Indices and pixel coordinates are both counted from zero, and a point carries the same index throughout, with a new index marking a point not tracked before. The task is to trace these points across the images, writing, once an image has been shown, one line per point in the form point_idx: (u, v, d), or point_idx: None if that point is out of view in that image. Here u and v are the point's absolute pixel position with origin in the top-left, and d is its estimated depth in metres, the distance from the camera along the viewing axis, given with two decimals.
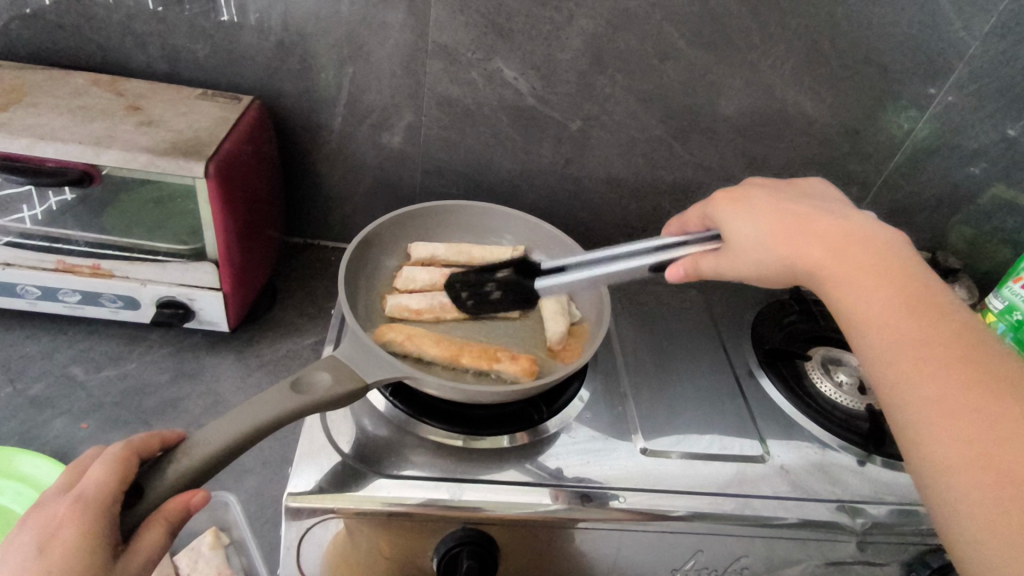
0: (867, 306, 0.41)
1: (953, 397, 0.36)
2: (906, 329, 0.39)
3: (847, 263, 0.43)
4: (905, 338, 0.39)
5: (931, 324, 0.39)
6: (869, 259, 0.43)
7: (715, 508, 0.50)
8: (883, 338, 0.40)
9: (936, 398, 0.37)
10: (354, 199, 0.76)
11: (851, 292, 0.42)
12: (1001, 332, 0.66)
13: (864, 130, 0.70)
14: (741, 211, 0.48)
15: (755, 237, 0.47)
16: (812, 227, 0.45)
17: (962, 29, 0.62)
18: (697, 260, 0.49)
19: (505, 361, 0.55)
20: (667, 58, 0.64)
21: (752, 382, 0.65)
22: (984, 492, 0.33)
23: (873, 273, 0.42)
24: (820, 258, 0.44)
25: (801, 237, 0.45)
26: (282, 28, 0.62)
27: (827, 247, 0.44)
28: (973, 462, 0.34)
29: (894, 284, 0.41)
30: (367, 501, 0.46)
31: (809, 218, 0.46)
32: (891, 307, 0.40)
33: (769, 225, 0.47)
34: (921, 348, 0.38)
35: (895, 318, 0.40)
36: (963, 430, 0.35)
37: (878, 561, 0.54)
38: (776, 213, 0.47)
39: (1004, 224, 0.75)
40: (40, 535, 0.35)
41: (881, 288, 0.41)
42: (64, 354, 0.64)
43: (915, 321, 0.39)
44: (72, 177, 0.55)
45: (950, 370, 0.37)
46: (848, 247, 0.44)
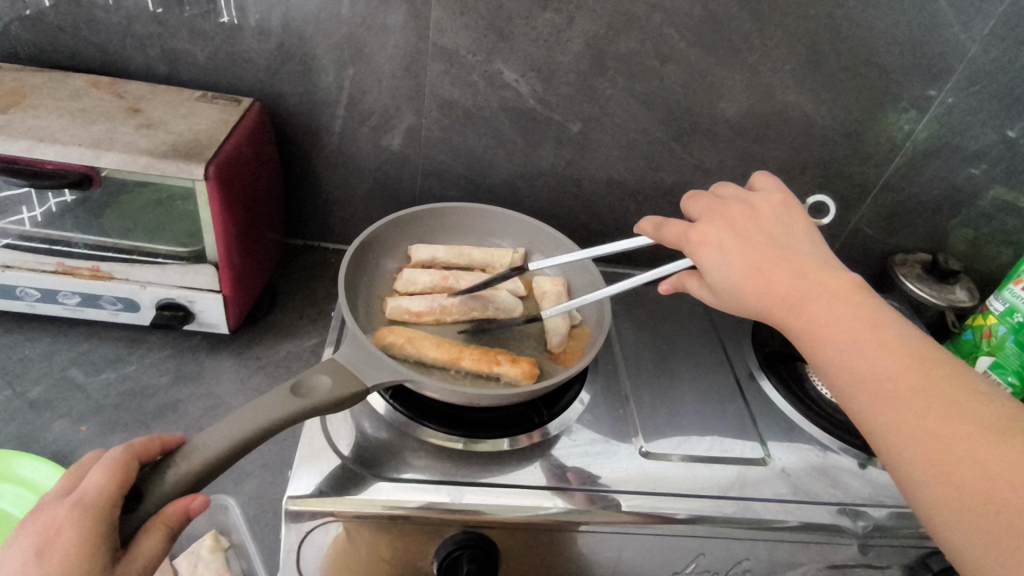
0: (846, 356, 0.39)
1: (947, 444, 0.34)
2: (886, 375, 0.38)
3: (813, 311, 0.41)
4: (888, 385, 0.37)
5: (908, 365, 0.37)
6: (835, 304, 0.41)
7: (716, 511, 0.50)
8: (864, 386, 0.38)
9: (929, 449, 0.35)
10: (354, 201, 0.76)
11: (824, 339, 0.40)
12: (1001, 334, 0.66)
13: (864, 132, 0.70)
14: (709, 254, 0.47)
15: (728, 285, 0.45)
16: (776, 272, 0.44)
17: (962, 31, 0.62)
18: (681, 279, 0.51)
19: (506, 365, 0.55)
20: (667, 59, 0.64)
21: (752, 384, 0.65)
22: (995, 551, 0.31)
23: (843, 317, 0.40)
24: (788, 307, 0.42)
25: (769, 284, 0.43)
26: (282, 30, 0.62)
27: (794, 293, 0.43)
28: (981, 517, 0.32)
29: (866, 326, 0.40)
30: (367, 505, 0.46)
31: (772, 258, 0.45)
32: (867, 352, 0.39)
33: (737, 272, 0.45)
34: (905, 394, 0.37)
35: (872, 365, 0.38)
36: (967, 484, 0.33)
37: (880, 563, 0.54)
38: (741, 256, 0.45)
39: (1005, 225, 0.75)
40: (39, 540, 0.34)
41: (853, 332, 0.40)
42: (64, 357, 0.64)
43: (893, 363, 0.38)
44: (71, 179, 0.55)
45: (938, 415, 0.35)
46: (814, 291, 0.42)
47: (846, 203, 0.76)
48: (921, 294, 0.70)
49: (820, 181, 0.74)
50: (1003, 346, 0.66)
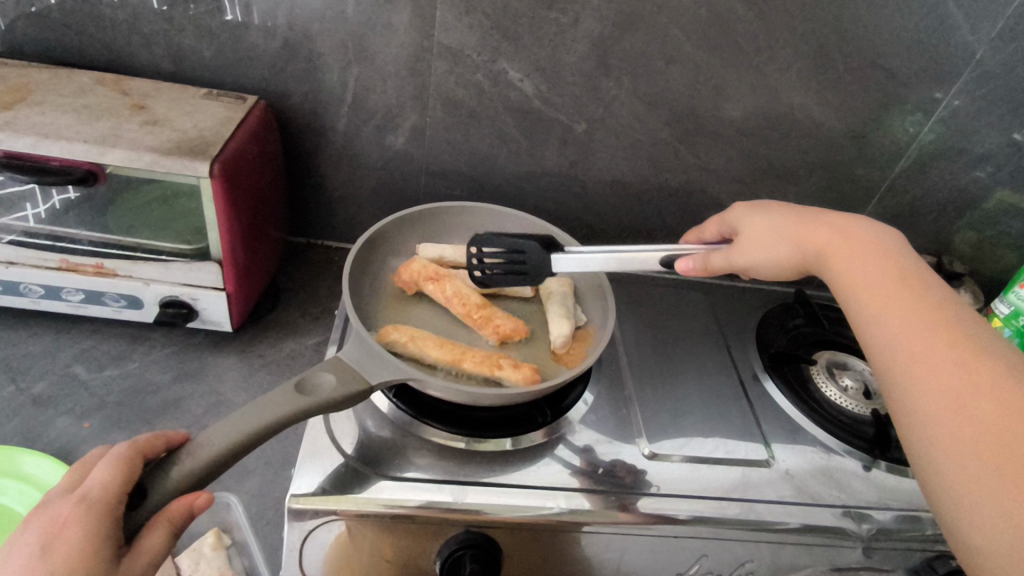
0: (873, 290, 0.44)
1: (945, 370, 0.38)
2: (900, 306, 0.43)
3: (848, 256, 0.47)
4: (899, 317, 0.42)
5: (936, 314, 0.41)
6: (872, 255, 0.47)
7: (719, 513, 0.50)
8: (879, 314, 0.43)
9: (928, 373, 0.39)
10: (358, 200, 0.76)
11: (855, 277, 0.46)
12: (1006, 337, 0.66)
13: (869, 134, 0.69)
14: (754, 214, 0.55)
15: (769, 235, 0.52)
16: (820, 225, 0.51)
17: (969, 33, 0.62)
18: (708, 258, 0.53)
19: (507, 369, 0.55)
20: (673, 60, 0.64)
21: (756, 386, 0.65)
22: (974, 462, 0.35)
23: (877, 263, 0.46)
24: (829, 249, 0.49)
25: (812, 231, 0.50)
26: (287, 28, 0.62)
27: (833, 241, 0.49)
28: (964, 435, 0.36)
29: (893, 272, 0.45)
30: (370, 504, 0.46)
31: (820, 218, 0.51)
32: (891, 289, 0.44)
33: (781, 223, 0.53)
34: (915, 323, 0.41)
35: (891, 300, 0.43)
36: (954, 401, 0.37)
37: (883, 566, 0.54)
38: (789, 214, 0.53)
39: (1010, 228, 0.75)
40: (44, 535, 0.34)
41: (883, 274, 0.45)
42: (66, 354, 0.64)
43: (907, 302, 0.43)
44: (77, 176, 0.55)
45: (940, 341, 0.40)
46: (852, 241, 0.48)
47: (851, 206, 0.76)
48: None
49: (825, 182, 0.73)
50: None
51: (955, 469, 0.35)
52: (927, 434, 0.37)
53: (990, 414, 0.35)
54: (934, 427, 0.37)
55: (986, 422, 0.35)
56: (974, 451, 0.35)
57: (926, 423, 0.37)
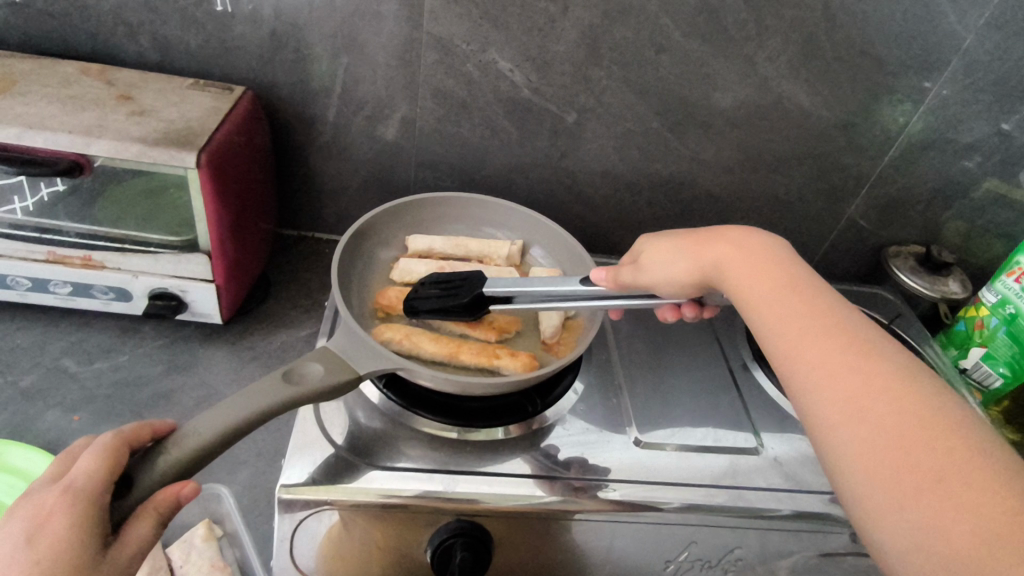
0: (774, 305, 0.41)
1: (849, 383, 0.35)
2: (805, 327, 0.39)
3: (742, 268, 0.44)
4: (805, 339, 0.38)
5: (831, 323, 0.39)
6: (762, 265, 0.44)
7: (709, 500, 0.50)
8: (786, 338, 0.39)
9: (830, 388, 0.36)
10: (348, 191, 0.75)
11: (757, 300, 0.42)
12: (993, 326, 0.66)
13: (859, 123, 0.70)
14: (655, 239, 0.51)
15: (667, 252, 0.49)
16: (719, 248, 0.46)
17: (957, 21, 0.62)
18: (618, 273, 0.50)
19: (505, 358, 0.55)
20: (663, 49, 0.64)
21: (746, 375, 0.65)
22: (887, 479, 0.32)
23: (770, 274, 0.43)
24: (731, 271, 0.45)
25: (713, 254, 0.46)
26: (275, 18, 0.62)
27: (734, 260, 0.45)
28: (873, 452, 0.33)
29: (794, 292, 0.41)
30: (361, 493, 0.46)
31: (718, 240, 0.47)
32: (795, 308, 0.40)
33: (685, 256, 0.48)
34: (823, 344, 0.38)
35: (796, 322, 0.40)
36: (858, 416, 0.34)
37: (871, 552, 0.54)
38: (684, 234, 0.50)
39: (997, 217, 0.75)
40: (30, 524, 0.34)
41: (786, 295, 0.41)
42: (56, 346, 0.64)
43: (813, 321, 0.39)
44: (62, 167, 0.55)
45: (849, 360, 0.36)
46: (749, 260, 0.45)
47: (841, 195, 0.76)
48: (915, 285, 0.71)
49: (814, 172, 0.74)
50: (994, 337, 0.66)
51: (882, 504, 0.32)
52: (846, 466, 0.34)
53: (907, 436, 0.32)
54: (854, 459, 0.33)
55: (902, 446, 0.32)
56: (902, 481, 0.31)
57: (842, 452, 0.34)
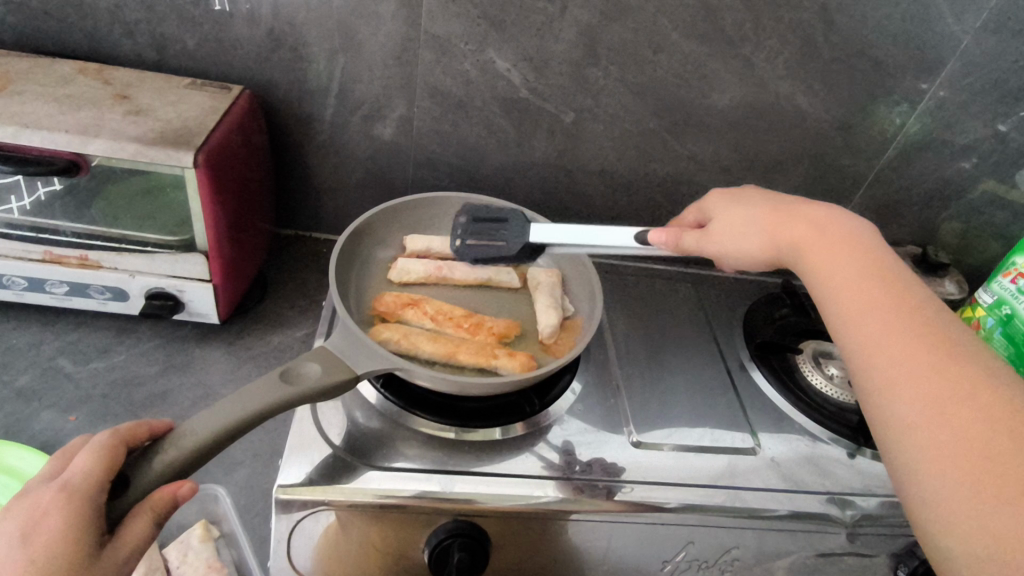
0: (856, 295, 0.44)
1: (927, 383, 0.38)
2: (883, 320, 0.42)
3: (832, 255, 0.47)
4: (883, 334, 0.41)
5: (915, 323, 0.41)
6: (851, 255, 0.46)
7: (705, 500, 0.50)
8: (863, 331, 0.42)
9: (908, 385, 0.39)
10: (346, 191, 0.75)
11: (843, 287, 0.45)
12: (989, 326, 0.67)
13: (856, 124, 0.70)
14: (734, 211, 0.53)
15: (749, 228, 0.51)
16: (801, 231, 0.49)
17: (954, 23, 0.62)
18: (680, 238, 0.53)
19: (504, 358, 0.55)
20: (661, 50, 0.64)
21: (744, 375, 0.65)
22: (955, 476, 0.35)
23: (861, 265, 0.45)
24: (813, 258, 0.47)
25: (800, 238, 0.48)
26: (273, 17, 0.62)
27: (825, 247, 0.47)
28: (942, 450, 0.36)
29: (873, 283, 0.44)
30: (359, 494, 0.46)
31: (803, 221, 0.49)
32: (879, 302, 0.43)
33: (764, 233, 0.50)
34: (904, 343, 0.40)
35: (881, 318, 0.42)
36: (931, 414, 0.37)
37: (868, 552, 0.55)
38: (772, 211, 0.51)
39: (994, 218, 0.76)
40: (24, 524, 0.34)
41: (874, 287, 0.44)
42: (51, 346, 0.63)
43: (891, 316, 0.42)
44: (60, 166, 0.55)
45: (927, 360, 0.39)
46: (841, 248, 0.47)
47: (838, 196, 0.76)
48: None
49: (811, 172, 0.74)
50: (991, 337, 0.66)
51: (942, 496, 0.35)
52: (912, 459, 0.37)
53: (972, 436, 0.35)
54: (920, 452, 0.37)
55: (972, 447, 0.35)
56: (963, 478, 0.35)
57: (913, 445, 0.37)
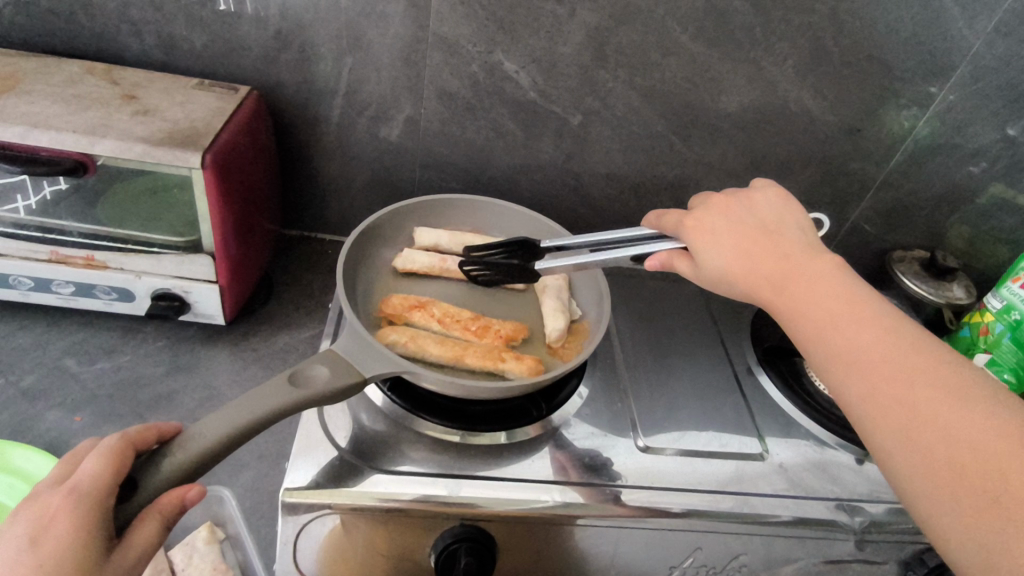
0: (825, 330, 0.41)
1: (919, 420, 0.36)
2: (863, 341, 0.39)
3: (791, 288, 0.44)
4: (865, 355, 0.39)
5: (891, 351, 0.39)
6: (811, 283, 0.43)
7: (712, 506, 0.50)
8: (843, 371, 0.39)
9: (903, 430, 0.36)
10: (352, 192, 0.75)
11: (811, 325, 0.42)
12: (998, 332, 0.66)
13: (865, 128, 0.69)
14: (699, 235, 0.49)
15: (718, 262, 0.47)
16: (762, 253, 0.46)
17: (965, 27, 0.62)
18: (673, 259, 0.50)
19: (511, 362, 0.55)
20: (670, 52, 0.64)
21: (751, 379, 0.65)
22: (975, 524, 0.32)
23: (823, 293, 0.43)
24: (773, 296, 0.44)
25: (759, 272, 0.45)
26: (280, 18, 0.62)
27: (782, 279, 0.44)
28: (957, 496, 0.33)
29: (843, 303, 0.42)
30: (364, 497, 0.46)
31: (761, 243, 0.47)
32: (850, 334, 0.40)
33: (727, 254, 0.47)
34: (886, 377, 0.38)
35: (855, 353, 0.39)
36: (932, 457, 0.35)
37: (876, 559, 0.54)
38: (729, 240, 0.48)
39: (1002, 223, 0.75)
40: (33, 527, 0.34)
41: (840, 317, 0.41)
42: (57, 346, 0.63)
43: (869, 335, 0.40)
44: (66, 166, 0.54)
45: (910, 378, 0.37)
46: (798, 279, 0.44)
47: (846, 200, 0.76)
48: (919, 290, 0.70)
49: (819, 176, 0.73)
50: (999, 343, 0.66)
51: (949, 518, 0.33)
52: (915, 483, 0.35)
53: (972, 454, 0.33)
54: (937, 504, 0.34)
55: (984, 485, 0.32)
56: (970, 497, 0.33)
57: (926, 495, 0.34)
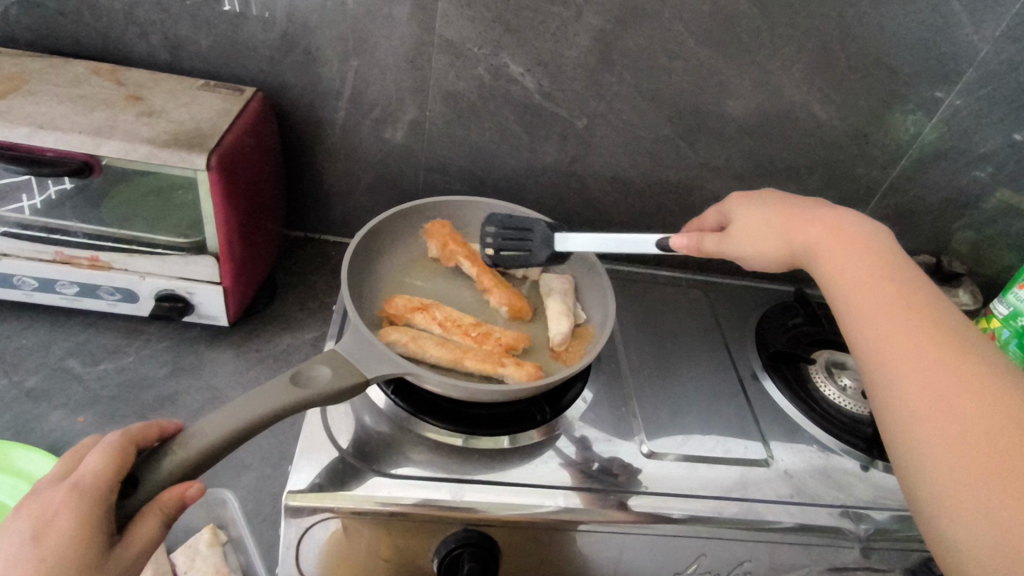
0: (862, 287, 0.44)
1: (931, 375, 0.38)
2: (896, 314, 0.41)
3: (839, 252, 0.46)
4: (891, 325, 0.41)
5: (924, 317, 0.41)
6: (859, 251, 0.46)
7: (715, 512, 0.50)
8: (870, 323, 0.42)
9: (911, 376, 0.38)
10: (356, 193, 0.75)
11: (852, 285, 0.44)
12: (1004, 338, 0.66)
13: (871, 132, 0.69)
14: (750, 211, 0.53)
15: (760, 232, 0.51)
16: (811, 220, 0.49)
17: (973, 32, 0.62)
18: (701, 239, 0.52)
19: (511, 366, 0.55)
20: (676, 56, 0.64)
21: (755, 384, 0.65)
22: (959, 470, 0.34)
23: (868, 261, 0.45)
24: (824, 257, 0.47)
25: (809, 236, 0.48)
26: (286, 19, 0.62)
27: (829, 245, 0.47)
28: (943, 439, 0.35)
29: (885, 272, 0.44)
30: (367, 501, 0.46)
31: (814, 213, 0.50)
32: (887, 297, 0.42)
33: (774, 227, 0.50)
34: (910, 334, 0.40)
35: (887, 310, 0.42)
36: (937, 406, 0.36)
37: (881, 566, 0.54)
38: (784, 214, 0.51)
39: (1009, 229, 0.75)
40: (36, 523, 0.34)
41: (879, 280, 0.43)
42: (61, 347, 0.63)
43: (902, 309, 0.41)
44: (72, 167, 0.54)
45: (932, 341, 0.39)
46: (850, 248, 0.46)
47: (852, 204, 0.75)
48: None
49: (825, 180, 0.73)
50: (1006, 349, 0.65)
51: (944, 478, 0.34)
52: (915, 450, 0.36)
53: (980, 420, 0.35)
54: (921, 445, 0.36)
55: (979, 438, 0.34)
56: (973, 464, 0.34)
57: (914, 436, 0.36)
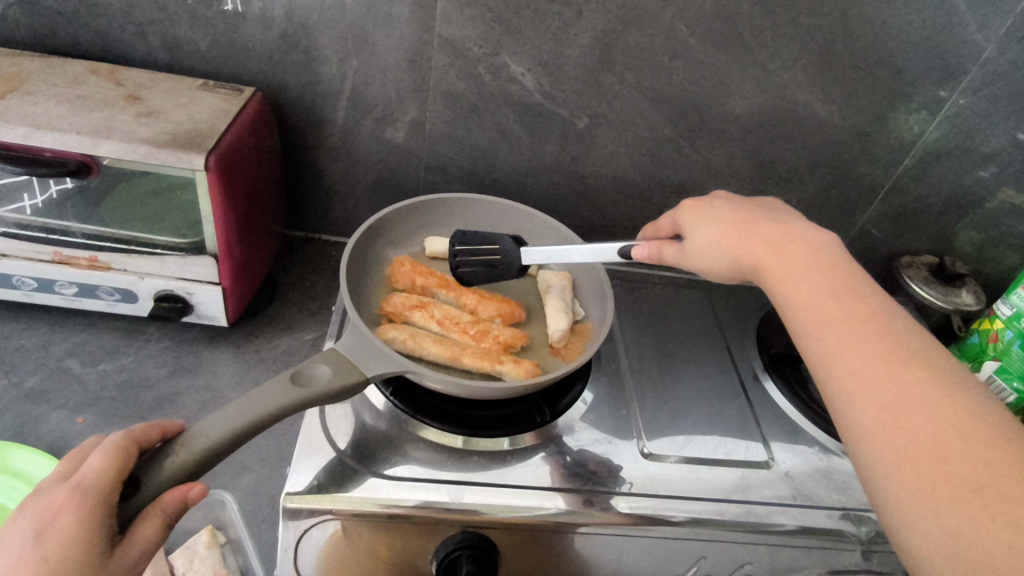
0: (812, 296, 0.41)
1: (886, 387, 0.36)
2: (846, 324, 0.39)
3: (787, 258, 0.44)
4: (842, 336, 0.39)
5: (876, 326, 0.39)
6: (807, 258, 0.44)
7: (717, 515, 0.49)
8: (823, 334, 0.40)
9: (867, 390, 0.36)
10: (356, 193, 0.75)
11: (800, 295, 0.42)
12: (1008, 338, 0.65)
13: (874, 132, 0.69)
14: (702, 212, 0.50)
15: (712, 236, 0.48)
16: (763, 231, 0.46)
17: (977, 31, 0.61)
18: (660, 247, 0.50)
19: (509, 364, 0.54)
20: (678, 55, 0.63)
21: (757, 386, 0.64)
22: (921, 486, 0.33)
23: (817, 268, 0.43)
24: (770, 265, 0.44)
25: (755, 242, 0.46)
26: (285, 19, 0.61)
27: (777, 251, 0.45)
28: (903, 456, 0.34)
29: (835, 280, 0.42)
30: (365, 503, 0.46)
31: (764, 223, 0.47)
32: (837, 306, 0.40)
33: (724, 229, 0.48)
34: (862, 346, 0.38)
35: (837, 321, 0.40)
36: (894, 420, 0.35)
37: (882, 569, 0.54)
38: (730, 217, 0.49)
39: (1012, 229, 0.74)
40: (38, 522, 0.34)
41: (828, 288, 0.41)
42: (60, 347, 0.63)
43: (853, 319, 0.39)
44: (70, 168, 0.54)
45: (885, 350, 0.37)
46: (797, 254, 0.44)
47: (854, 204, 0.75)
48: (928, 296, 0.69)
49: (827, 180, 0.73)
50: (1009, 350, 0.65)
51: (912, 503, 0.33)
52: (876, 466, 0.35)
53: (946, 440, 0.33)
54: (883, 462, 0.34)
55: (937, 453, 0.33)
56: (933, 481, 0.32)
57: (875, 452, 0.35)
